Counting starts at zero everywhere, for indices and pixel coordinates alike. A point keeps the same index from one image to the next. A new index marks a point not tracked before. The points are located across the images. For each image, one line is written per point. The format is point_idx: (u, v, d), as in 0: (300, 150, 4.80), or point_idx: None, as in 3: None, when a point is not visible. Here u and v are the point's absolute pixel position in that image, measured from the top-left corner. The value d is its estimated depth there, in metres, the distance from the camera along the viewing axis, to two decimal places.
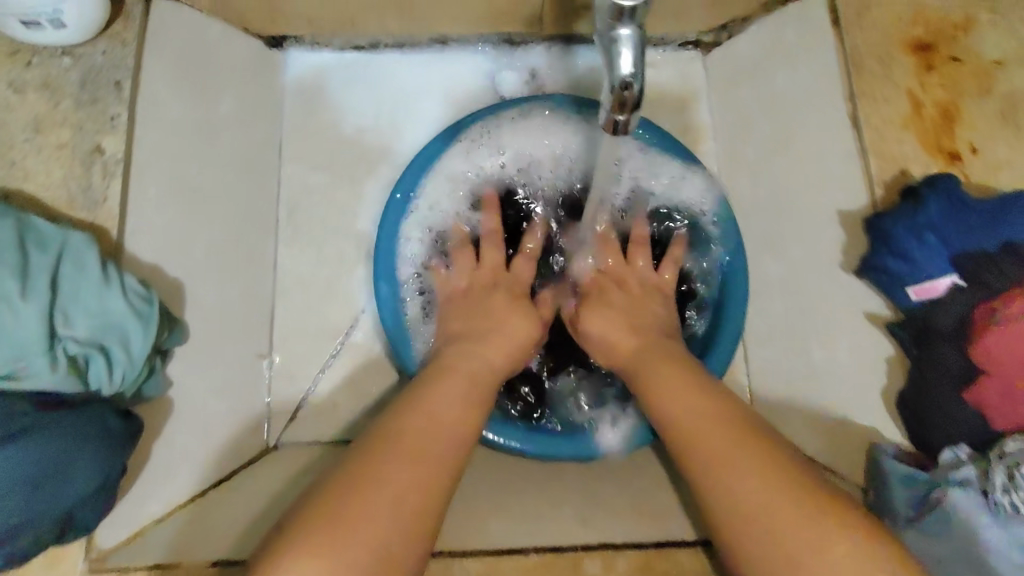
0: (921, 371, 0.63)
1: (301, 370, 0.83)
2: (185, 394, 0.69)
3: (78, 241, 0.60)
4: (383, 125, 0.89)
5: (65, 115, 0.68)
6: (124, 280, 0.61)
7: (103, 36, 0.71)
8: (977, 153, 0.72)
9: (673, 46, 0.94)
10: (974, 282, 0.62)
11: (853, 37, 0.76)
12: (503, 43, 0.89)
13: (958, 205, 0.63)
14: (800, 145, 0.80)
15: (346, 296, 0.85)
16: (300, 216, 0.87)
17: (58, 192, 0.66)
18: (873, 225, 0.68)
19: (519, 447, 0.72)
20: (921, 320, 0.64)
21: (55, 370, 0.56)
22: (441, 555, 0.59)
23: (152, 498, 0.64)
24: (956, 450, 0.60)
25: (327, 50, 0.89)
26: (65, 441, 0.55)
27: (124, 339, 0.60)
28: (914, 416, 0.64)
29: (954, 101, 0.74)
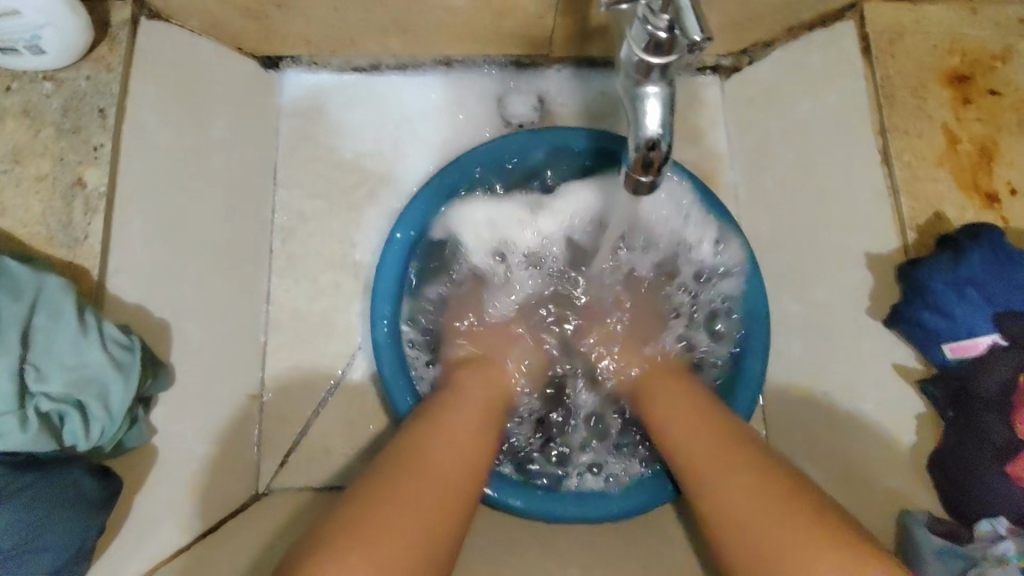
0: (959, 436, 0.59)
1: (294, 408, 0.79)
2: (170, 441, 0.65)
3: (54, 287, 0.56)
4: (385, 150, 0.84)
5: (45, 145, 0.64)
6: (104, 328, 0.57)
7: (86, 60, 0.67)
8: (1015, 194, 0.68)
9: (690, 70, 0.89)
10: (1018, 343, 0.57)
11: (884, 67, 0.72)
12: (510, 66, 0.85)
13: (1003, 256, 0.58)
14: (822, 178, 0.75)
15: (343, 331, 0.81)
16: (296, 244, 0.83)
17: (37, 228, 0.62)
18: (905, 274, 0.62)
19: (521, 505, 0.68)
20: (959, 380, 0.59)
21: (26, 429, 0.51)
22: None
23: (134, 555, 0.59)
24: (996, 523, 0.56)
25: (325, 71, 0.85)
26: (41, 504, 0.51)
27: (103, 394, 0.56)
28: (951, 484, 0.59)
29: (992, 137, 0.70)
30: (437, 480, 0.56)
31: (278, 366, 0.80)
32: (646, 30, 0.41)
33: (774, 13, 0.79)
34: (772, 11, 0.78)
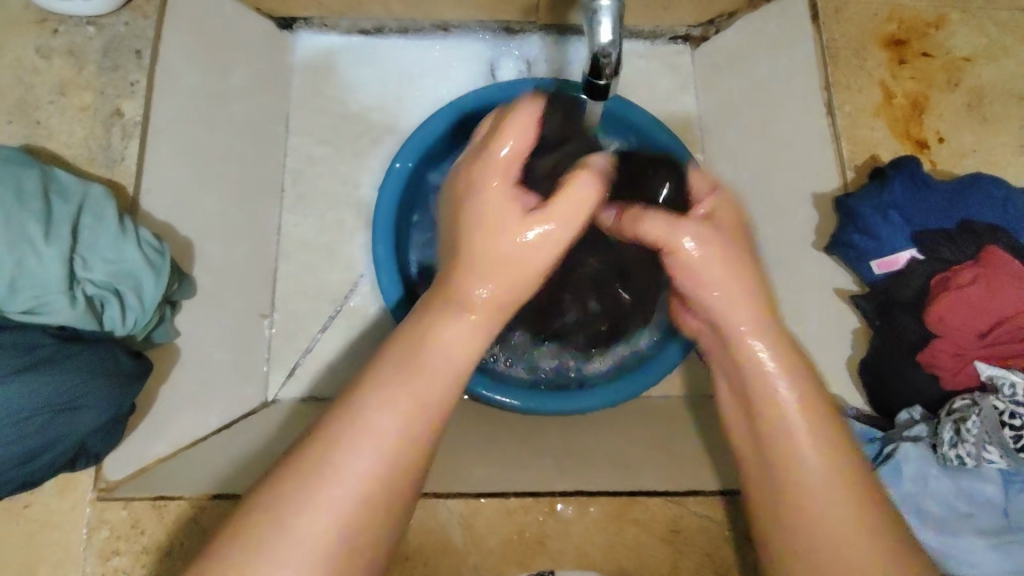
0: (882, 339, 0.67)
1: (300, 330, 0.87)
2: (191, 344, 0.73)
3: (98, 195, 0.65)
4: (388, 104, 0.93)
5: (88, 80, 0.73)
6: (139, 232, 0.66)
7: (125, 8, 0.76)
8: (943, 141, 0.77)
9: (665, 39, 0.98)
10: (931, 255, 0.66)
11: (830, 31, 0.81)
12: (501, 31, 0.94)
13: (920, 185, 0.68)
14: (776, 130, 0.84)
15: (346, 263, 0.89)
16: (304, 186, 0.91)
17: (80, 150, 0.71)
18: (840, 203, 0.72)
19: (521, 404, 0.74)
20: (883, 292, 0.68)
21: (74, 307, 0.60)
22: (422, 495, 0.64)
23: (158, 439, 0.68)
24: (912, 411, 0.65)
25: (334, 32, 0.94)
26: (81, 373, 0.59)
27: (137, 287, 0.65)
28: (876, 381, 0.68)
29: (923, 93, 0.79)
30: (392, 446, 0.44)
31: (285, 293, 0.88)
32: None
33: None
34: None
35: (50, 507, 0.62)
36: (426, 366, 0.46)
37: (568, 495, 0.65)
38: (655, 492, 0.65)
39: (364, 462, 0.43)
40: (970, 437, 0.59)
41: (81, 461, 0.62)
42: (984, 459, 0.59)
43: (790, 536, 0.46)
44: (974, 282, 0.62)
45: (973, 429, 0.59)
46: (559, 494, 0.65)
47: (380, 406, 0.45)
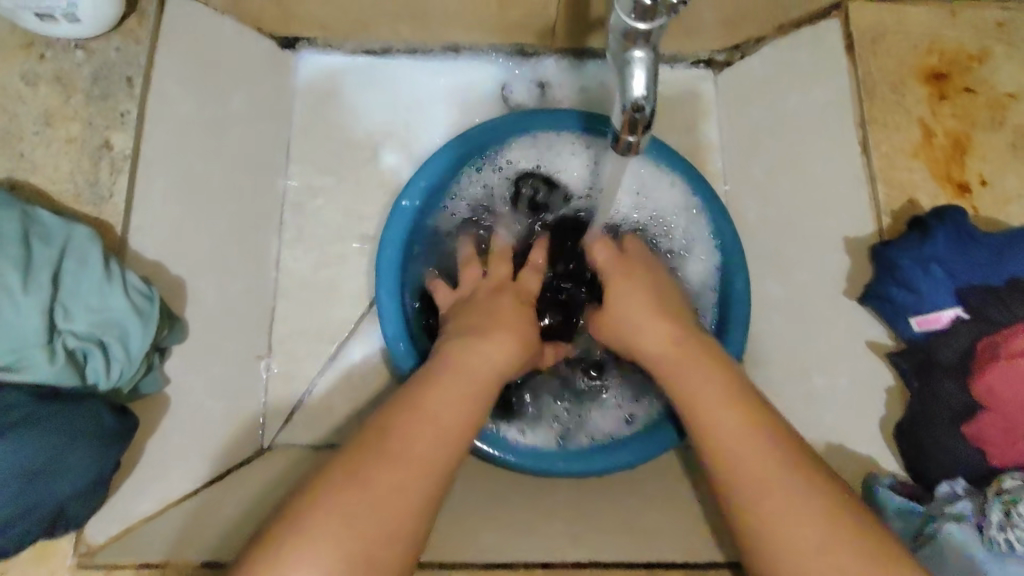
0: (921, 403, 0.62)
1: (299, 370, 0.83)
2: (182, 391, 0.69)
3: (82, 236, 0.60)
4: (394, 130, 0.89)
5: (75, 109, 0.68)
6: (126, 277, 0.61)
7: (117, 32, 0.72)
8: (986, 185, 0.72)
9: (686, 64, 0.93)
10: (977, 316, 0.61)
11: (866, 64, 0.76)
12: (515, 54, 0.89)
13: (965, 237, 0.63)
14: (805, 168, 0.80)
15: (349, 300, 0.85)
16: (305, 216, 0.87)
17: (65, 186, 0.66)
18: (877, 254, 0.67)
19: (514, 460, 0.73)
20: (923, 350, 0.63)
21: (53, 362, 0.56)
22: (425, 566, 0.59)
23: (143, 496, 0.63)
24: (954, 484, 0.60)
25: (338, 53, 0.89)
26: (56, 434, 0.54)
27: (123, 337, 0.60)
28: (914, 449, 0.63)
29: (965, 131, 0.74)
30: (412, 466, 0.52)
31: (284, 331, 0.84)
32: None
33: (764, 11, 0.83)
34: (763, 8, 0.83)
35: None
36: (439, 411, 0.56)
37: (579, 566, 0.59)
38: (677, 564, 0.59)
39: (393, 481, 0.51)
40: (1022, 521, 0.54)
41: (59, 529, 0.57)
42: None
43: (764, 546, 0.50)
44: None
45: None
46: (567, 565, 0.59)
47: (430, 419, 0.55)
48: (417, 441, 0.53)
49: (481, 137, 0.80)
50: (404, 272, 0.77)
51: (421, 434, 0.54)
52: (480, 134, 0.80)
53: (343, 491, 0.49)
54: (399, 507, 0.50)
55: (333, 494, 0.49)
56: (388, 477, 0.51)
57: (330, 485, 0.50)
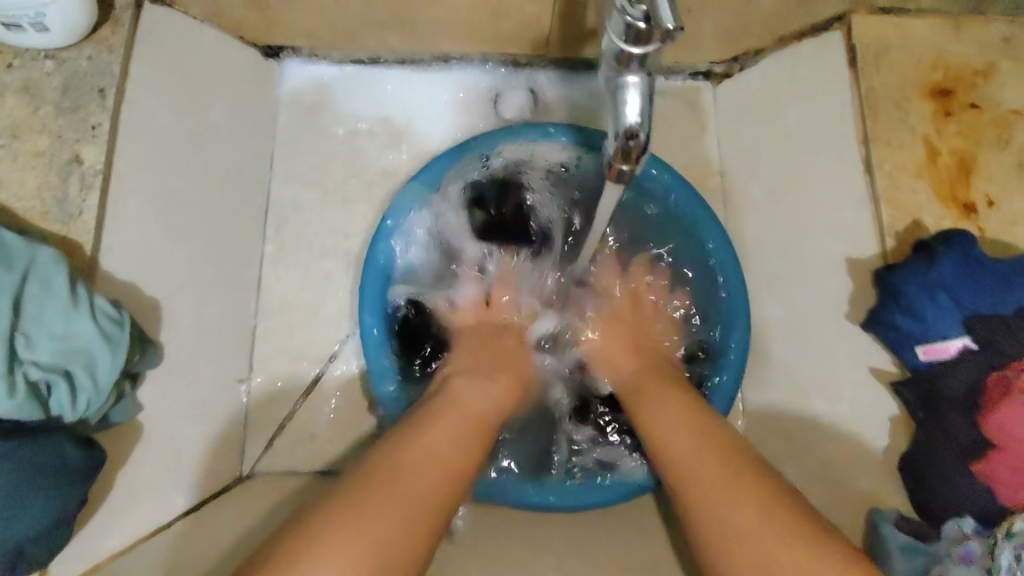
0: (927, 436, 0.61)
1: (281, 392, 0.80)
2: (155, 418, 0.65)
3: (48, 257, 0.57)
4: (378, 142, 0.86)
5: (43, 121, 0.64)
6: (95, 302, 0.58)
7: (89, 41, 0.68)
8: (992, 206, 0.69)
9: (684, 76, 0.91)
10: (986, 346, 0.59)
11: (869, 79, 0.74)
12: (506, 65, 0.86)
13: (972, 263, 0.61)
14: (805, 187, 0.78)
15: (334, 317, 0.82)
16: (290, 231, 0.84)
17: (32, 203, 0.62)
18: (882, 279, 0.65)
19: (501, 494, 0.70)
20: (929, 380, 0.61)
21: (13, 395, 0.52)
22: None
23: (113, 529, 0.60)
24: (962, 523, 0.57)
25: (325, 62, 0.86)
26: (16, 474, 0.51)
27: (90, 366, 0.57)
28: (918, 482, 0.61)
29: (971, 150, 0.71)
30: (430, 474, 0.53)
31: (265, 352, 0.81)
32: (625, 21, 0.45)
33: (765, 24, 0.81)
34: (763, 21, 0.81)
35: None
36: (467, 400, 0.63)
37: None
38: None
39: (406, 491, 0.51)
40: None
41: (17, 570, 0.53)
42: None
43: (716, 537, 0.53)
44: None
45: None
46: None
47: (446, 426, 0.58)
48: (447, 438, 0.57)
49: (485, 142, 0.77)
50: (389, 275, 0.76)
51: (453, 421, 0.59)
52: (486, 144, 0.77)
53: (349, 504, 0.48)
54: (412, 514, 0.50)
55: (337, 501, 0.49)
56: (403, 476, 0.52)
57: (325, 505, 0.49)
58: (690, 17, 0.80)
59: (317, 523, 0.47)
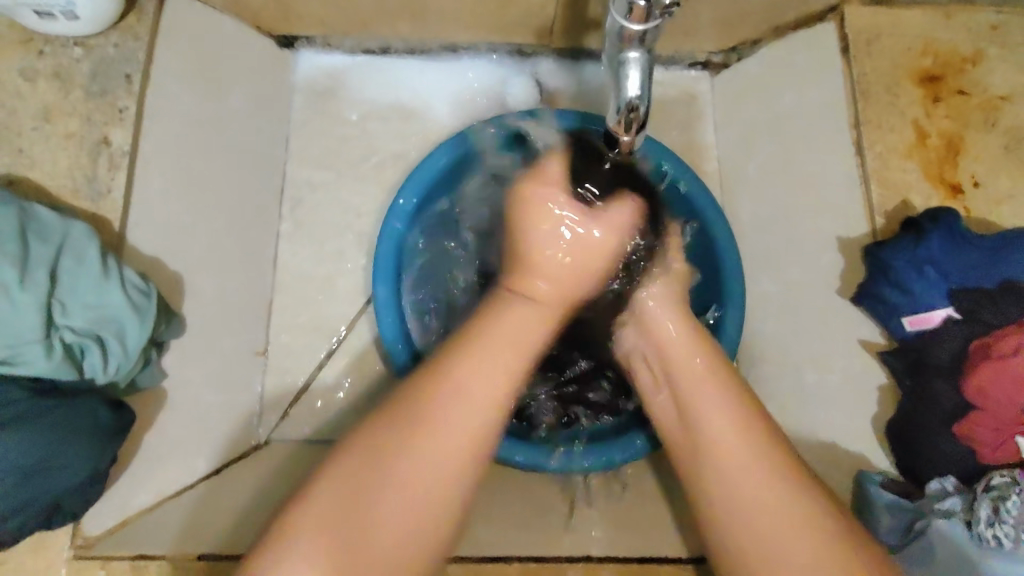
0: (914, 402, 0.63)
1: (294, 365, 0.84)
2: (179, 385, 0.69)
3: (80, 232, 0.61)
4: (389, 127, 0.89)
5: (74, 105, 0.68)
6: (124, 273, 0.62)
7: (116, 29, 0.72)
8: (979, 186, 0.72)
9: (683, 65, 0.94)
10: (970, 317, 0.62)
11: (860, 65, 0.77)
12: (512, 54, 0.89)
13: (958, 238, 0.64)
14: (798, 169, 0.81)
15: (347, 295, 0.86)
16: (303, 212, 0.87)
17: (64, 181, 0.65)
18: (872, 254, 0.68)
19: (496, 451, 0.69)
20: (916, 349, 0.64)
21: (50, 358, 0.56)
22: None
23: (142, 487, 0.64)
24: (944, 481, 0.61)
25: (338, 52, 0.90)
26: (52, 432, 0.54)
27: (121, 333, 0.61)
28: (903, 442, 0.64)
29: (959, 132, 0.74)
30: (458, 431, 0.50)
31: (280, 328, 0.84)
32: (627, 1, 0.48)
33: (762, 12, 0.84)
34: (760, 10, 0.84)
35: (24, 566, 0.58)
36: (483, 351, 0.53)
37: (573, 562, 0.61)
38: (667, 560, 0.61)
39: (430, 463, 0.48)
40: (1009, 518, 0.55)
41: (56, 519, 0.57)
42: None
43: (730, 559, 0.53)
44: (1018, 354, 0.59)
45: (1014, 510, 0.55)
46: (563, 560, 0.61)
47: (472, 390, 0.51)
48: (474, 381, 0.52)
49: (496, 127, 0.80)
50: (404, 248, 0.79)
51: (480, 373, 0.52)
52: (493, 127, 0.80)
53: (371, 481, 0.47)
54: (443, 480, 0.49)
55: (359, 482, 0.47)
56: (429, 436, 0.49)
57: (346, 470, 0.48)
58: (689, 7, 0.84)
59: (352, 508, 0.47)
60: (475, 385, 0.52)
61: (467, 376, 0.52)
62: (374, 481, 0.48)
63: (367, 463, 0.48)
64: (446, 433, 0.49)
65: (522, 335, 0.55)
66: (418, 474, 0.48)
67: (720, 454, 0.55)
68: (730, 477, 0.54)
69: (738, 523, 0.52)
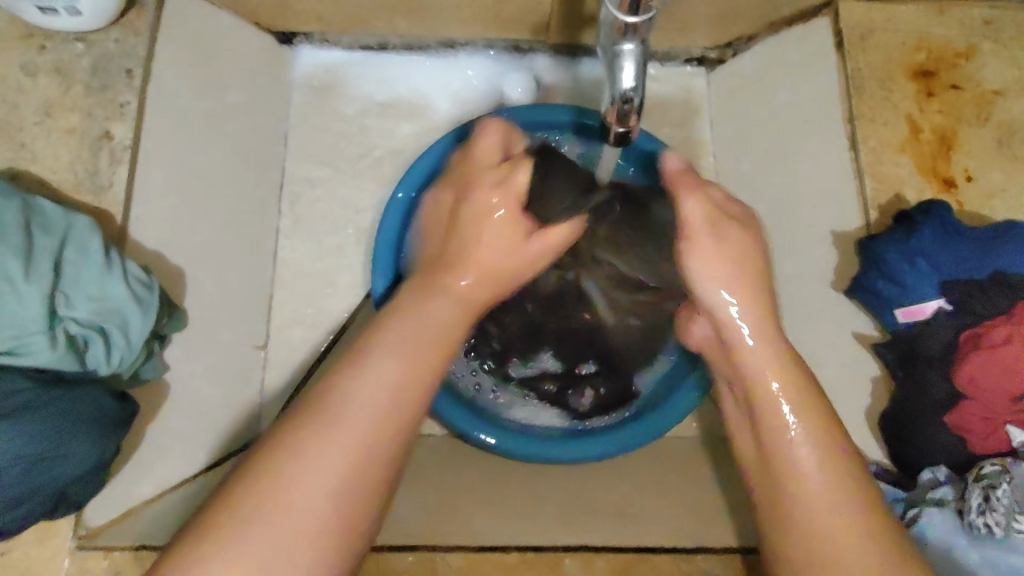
0: (906, 392, 0.65)
1: (293, 359, 0.85)
2: (180, 377, 0.70)
3: (83, 225, 0.61)
4: (387, 122, 0.90)
5: (75, 100, 0.69)
6: (127, 265, 0.62)
7: (116, 24, 0.72)
8: (971, 180, 0.73)
9: (680, 61, 0.95)
10: (961, 308, 0.63)
11: (855, 60, 0.77)
12: (509, 50, 0.90)
13: (950, 231, 0.65)
14: (793, 164, 0.81)
15: (346, 290, 0.87)
16: (302, 208, 0.88)
17: (66, 176, 0.66)
18: (866, 248, 0.68)
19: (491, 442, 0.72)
20: (908, 341, 0.65)
21: (54, 349, 0.57)
22: (423, 548, 0.61)
23: (144, 478, 0.64)
24: (937, 471, 0.62)
25: (336, 47, 0.90)
26: (58, 421, 0.55)
27: (124, 325, 0.61)
28: (894, 432, 0.65)
29: (952, 127, 0.75)
30: (381, 436, 0.47)
31: (279, 322, 0.85)
32: None
33: (757, 8, 0.85)
34: (755, 6, 0.84)
35: (28, 555, 0.58)
36: (369, 363, 0.49)
37: (572, 550, 0.62)
38: (661, 550, 0.62)
39: (342, 462, 0.46)
40: (999, 506, 0.56)
41: (60, 509, 0.58)
42: (1014, 530, 0.56)
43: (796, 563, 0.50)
44: (1007, 343, 0.60)
45: (1004, 498, 0.56)
46: (562, 549, 0.62)
47: (379, 391, 0.48)
48: (384, 388, 0.49)
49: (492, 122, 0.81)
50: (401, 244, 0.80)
51: (386, 379, 0.49)
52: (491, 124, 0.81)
53: (294, 470, 0.45)
54: (359, 484, 0.46)
55: (284, 468, 0.45)
56: (348, 437, 0.46)
57: (276, 450, 0.46)
58: (685, 3, 0.84)
59: (268, 488, 0.44)
60: (387, 392, 0.48)
61: (366, 383, 0.48)
62: (293, 467, 0.45)
63: (301, 439, 0.46)
64: (355, 430, 0.47)
65: (408, 367, 0.50)
66: (339, 473, 0.46)
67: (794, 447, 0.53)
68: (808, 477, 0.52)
69: (822, 525, 0.50)
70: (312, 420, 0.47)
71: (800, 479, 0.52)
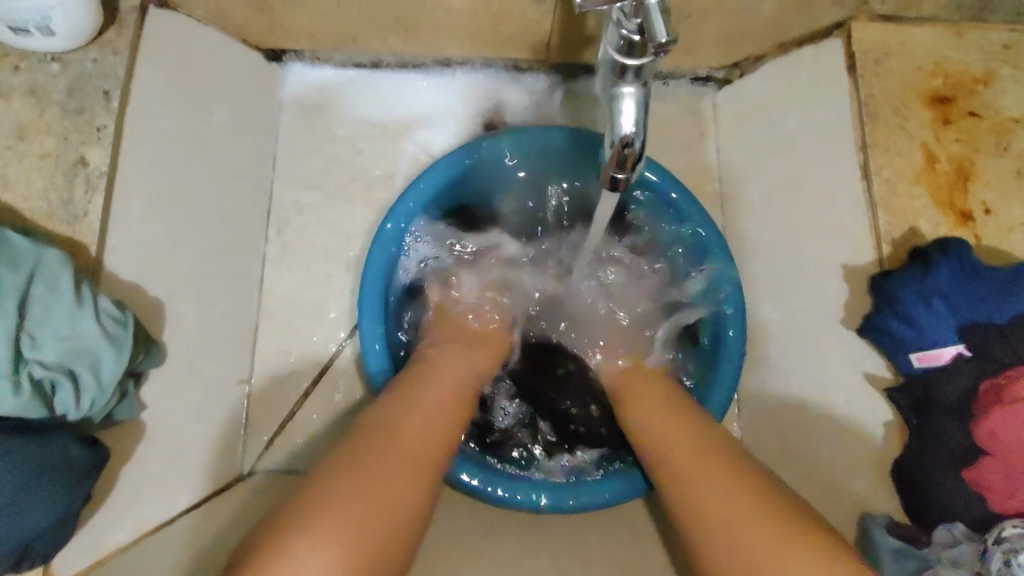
0: (920, 442, 0.61)
1: (279, 391, 0.81)
2: (157, 416, 0.66)
3: (53, 260, 0.58)
4: (380, 144, 0.87)
5: (49, 123, 0.65)
6: (99, 302, 0.59)
7: (95, 43, 0.69)
8: (990, 214, 0.69)
9: (685, 80, 0.91)
10: (980, 354, 0.60)
11: (869, 85, 0.74)
12: (507, 69, 0.87)
13: (969, 272, 0.61)
14: (802, 193, 0.78)
15: (335, 319, 0.83)
16: (290, 233, 0.85)
17: (38, 204, 0.62)
18: (879, 284, 0.66)
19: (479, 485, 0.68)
20: (923, 386, 0.62)
21: (18, 394, 0.53)
22: None
23: (116, 525, 0.61)
24: (951, 528, 0.58)
25: (328, 65, 0.87)
26: (19, 472, 0.52)
27: (95, 365, 0.58)
28: (908, 484, 0.62)
29: (970, 157, 0.71)
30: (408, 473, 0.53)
31: (265, 353, 0.82)
32: (620, 33, 0.46)
33: (766, 28, 0.82)
34: (764, 26, 0.81)
35: None
36: (411, 418, 0.58)
37: None
38: None
39: (380, 491, 0.51)
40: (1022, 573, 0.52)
41: (24, 563, 0.55)
42: None
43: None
44: None
45: None
46: None
47: (411, 435, 0.56)
48: (421, 442, 0.57)
49: (486, 147, 0.78)
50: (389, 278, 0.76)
51: (421, 431, 0.58)
52: (483, 149, 0.78)
53: (320, 502, 0.49)
54: (388, 518, 0.50)
55: (319, 501, 0.49)
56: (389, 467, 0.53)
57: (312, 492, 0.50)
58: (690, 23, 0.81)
59: (301, 517, 0.47)
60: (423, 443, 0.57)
61: (409, 426, 0.57)
62: (320, 496, 0.49)
63: (344, 471, 0.51)
64: (397, 465, 0.53)
65: (439, 426, 0.59)
66: (371, 503, 0.50)
67: (713, 488, 0.56)
68: (732, 516, 0.53)
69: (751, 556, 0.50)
70: (354, 452, 0.53)
71: (719, 519, 0.54)
